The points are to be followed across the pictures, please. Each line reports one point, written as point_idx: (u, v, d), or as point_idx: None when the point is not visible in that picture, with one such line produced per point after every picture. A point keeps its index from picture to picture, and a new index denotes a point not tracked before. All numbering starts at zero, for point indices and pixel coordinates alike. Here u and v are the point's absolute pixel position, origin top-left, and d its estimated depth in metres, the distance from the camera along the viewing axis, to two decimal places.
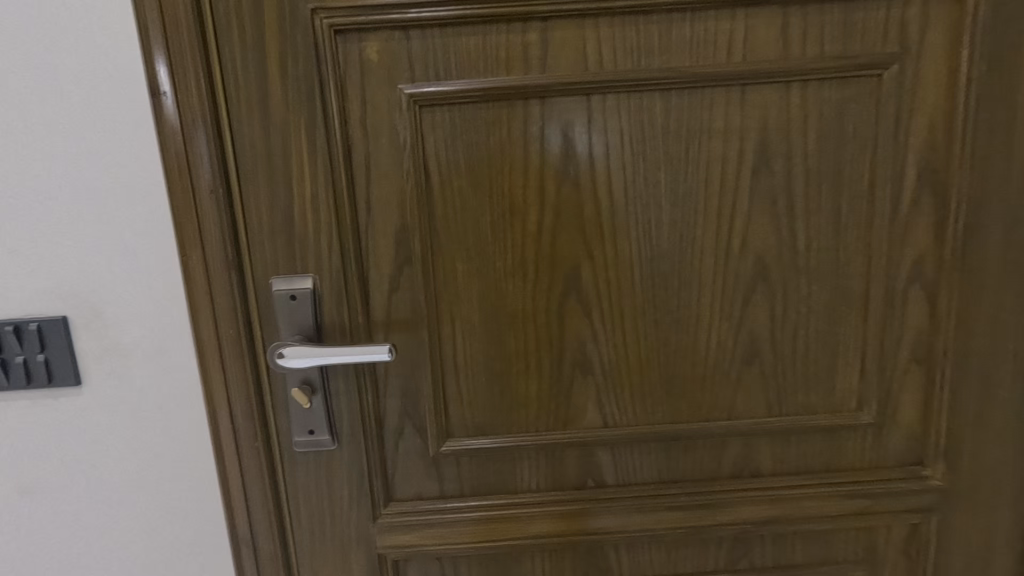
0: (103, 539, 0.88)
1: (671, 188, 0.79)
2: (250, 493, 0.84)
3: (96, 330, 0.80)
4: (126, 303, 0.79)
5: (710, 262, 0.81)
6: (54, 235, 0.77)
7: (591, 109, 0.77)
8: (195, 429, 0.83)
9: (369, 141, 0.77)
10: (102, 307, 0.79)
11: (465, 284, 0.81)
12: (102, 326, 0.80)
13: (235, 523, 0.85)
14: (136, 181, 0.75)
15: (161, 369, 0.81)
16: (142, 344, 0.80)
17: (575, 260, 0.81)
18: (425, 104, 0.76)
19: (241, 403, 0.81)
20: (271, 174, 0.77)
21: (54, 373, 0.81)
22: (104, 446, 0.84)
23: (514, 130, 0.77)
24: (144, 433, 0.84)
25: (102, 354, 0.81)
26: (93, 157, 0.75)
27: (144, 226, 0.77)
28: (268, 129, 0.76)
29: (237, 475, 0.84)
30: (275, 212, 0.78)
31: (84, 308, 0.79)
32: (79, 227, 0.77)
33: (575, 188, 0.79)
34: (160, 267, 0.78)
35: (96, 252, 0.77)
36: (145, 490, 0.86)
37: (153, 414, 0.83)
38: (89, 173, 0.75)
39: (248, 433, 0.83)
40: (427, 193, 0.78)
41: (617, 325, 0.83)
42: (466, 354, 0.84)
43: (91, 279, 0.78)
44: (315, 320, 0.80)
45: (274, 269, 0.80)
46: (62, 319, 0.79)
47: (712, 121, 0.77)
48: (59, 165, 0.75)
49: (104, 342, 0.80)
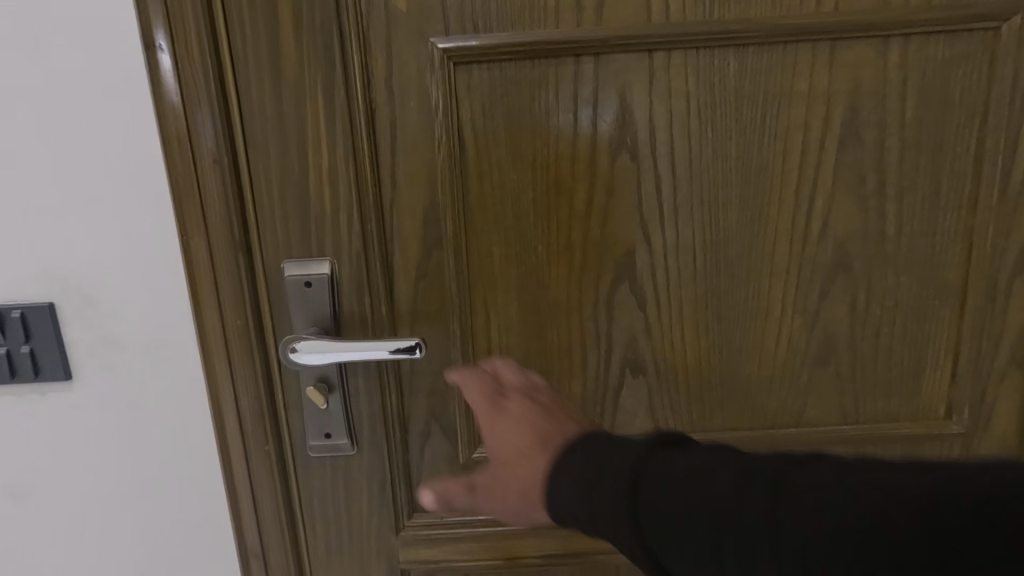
0: (101, 547, 0.80)
1: (742, 162, 0.68)
2: (260, 501, 0.76)
3: (87, 318, 0.71)
4: (121, 289, 0.70)
5: (784, 249, 0.71)
6: (38, 211, 0.68)
7: (653, 68, 0.66)
8: (200, 429, 0.75)
9: (396, 104, 0.66)
10: (95, 293, 0.70)
11: (501, 272, 0.71)
12: (93, 314, 0.71)
13: (244, 534, 0.77)
14: (129, 150, 0.65)
15: (162, 363, 0.72)
16: (139, 335, 0.71)
17: (628, 245, 0.71)
18: (460, 62, 0.65)
19: (249, 402, 0.73)
20: (283, 142, 0.67)
21: (41, 366, 0.72)
22: (99, 446, 0.76)
23: (563, 93, 0.66)
24: (143, 434, 0.75)
25: (95, 345, 0.72)
26: (79, 122, 0.65)
27: (139, 202, 0.67)
28: (279, 89, 0.66)
29: (245, 482, 0.75)
30: (288, 186, 0.68)
31: (73, 293, 0.70)
32: (66, 201, 0.67)
33: (631, 162, 0.68)
34: (158, 248, 0.68)
35: (86, 231, 0.68)
36: (145, 495, 0.77)
37: (154, 412, 0.74)
38: (76, 141, 0.65)
39: (257, 435, 0.74)
40: (460, 166, 0.68)
41: (673, 320, 0.73)
42: (501, 351, 0.74)
43: (80, 261, 0.69)
44: (332, 310, 0.71)
45: (288, 252, 0.70)
46: (48, 306, 0.70)
47: (795, 83, 0.66)
48: (40, 130, 0.65)
49: (96, 332, 0.71)
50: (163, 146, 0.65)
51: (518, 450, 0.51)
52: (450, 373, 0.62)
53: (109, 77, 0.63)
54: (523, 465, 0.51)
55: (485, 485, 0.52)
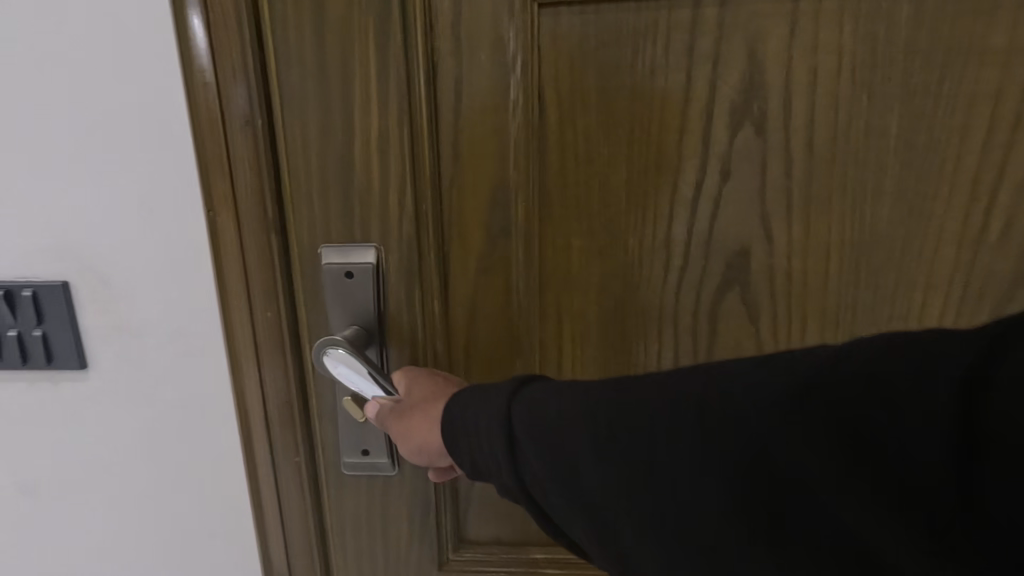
0: (118, 553, 0.72)
1: (905, 141, 0.53)
2: (288, 517, 0.67)
3: (104, 300, 0.61)
4: (139, 269, 0.59)
5: (950, 256, 0.55)
6: (49, 172, 0.57)
7: (798, 14, 0.51)
8: (224, 435, 0.65)
9: (463, 56, 0.53)
10: (112, 273, 0.60)
11: (581, 269, 0.58)
12: (111, 296, 0.61)
13: (270, 552, 0.68)
14: (151, 104, 0.54)
15: (181, 357, 0.62)
16: (159, 324, 0.61)
17: (743, 242, 0.56)
18: (545, 2, 0.52)
19: (280, 406, 0.63)
20: (326, 99, 0.54)
21: (55, 351, 0.63)
22: (116, 444, 0.67)
23: (676, 45, 0.52)
24: (162, 434, 0.66)
25: (111, 332, 0.62)
26: (93, 68, 0.54)
27: (160, 166, 0.56)
28: (321, 33, 0.53)
29: (272, 496, 0.66)
30: (329, 155, 0.56)
31: (86, 271, 0.60)
32: (80, 162, 0.57)
33: (757, 137, 0.54)
34: (180, 223, 0.57)
35: (101, 198, 0.57)
36: (164, 502, 0.69)
37: (174, 411, 0.64)
38: (88, 90, 0.54)
39: (287, 445, 0.64)
40: (539, 137, 0.55)
41: (793, 337, 0.59)
42: (574, 366, 0.61)
43: (95, 234, 0.59)
44: (377, 308, 0.58)
45: (325, 236, 0.58)
46: (62, 286, 0.60)
47: (991, 36, 0.50)
48: (48, 76, 0.54)
49: (112, 318, 0.62)
50: (188, 100, 0.54)
51: (423, 410, 0.51)
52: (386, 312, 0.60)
53: (126, 13, 0.52)
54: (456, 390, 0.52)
55: (413, 407, 0.52)
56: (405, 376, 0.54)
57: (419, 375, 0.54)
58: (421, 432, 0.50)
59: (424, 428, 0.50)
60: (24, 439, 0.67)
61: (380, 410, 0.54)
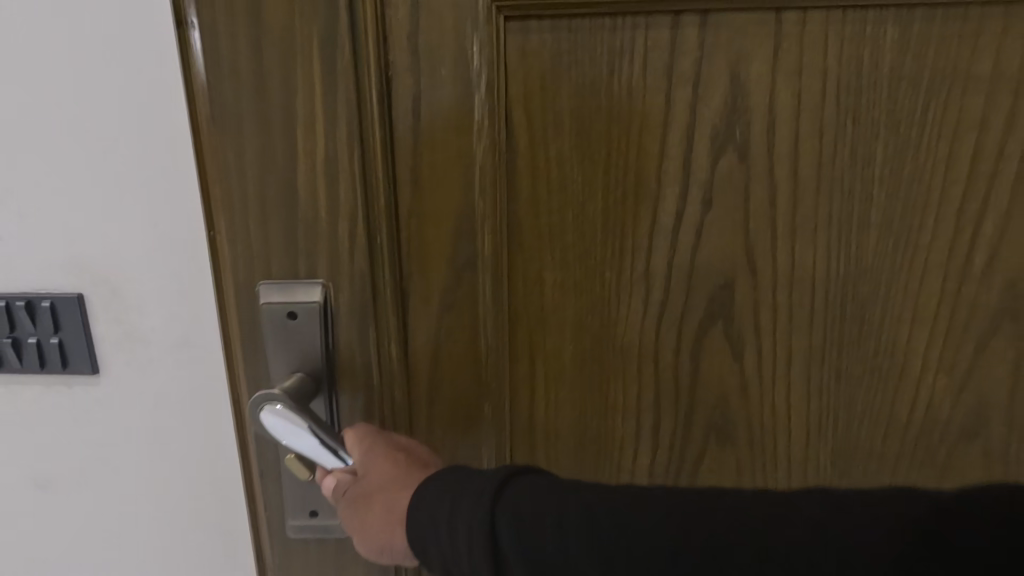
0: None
1: (892, 169, 0.50)
2: (265, 553, 0.59)
3: (118, 308, 0.56)
4: (148, 274, 0.55)
5: (935, 289, 0.53)
6: (59, 171, 0.53)
7: (782, 35, 0.48)
8: (220, 461, 0.61)
9: (423, 71, 0.48)
10: (119, 278, 0.55)
11: (555, 304, 0.53)
12: (122, 308, 0.56)
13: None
14: (153, 97, 0.50)
15: (186, 367, 0.58)
16: (167, 331, 0.57)
17: (727, 274, 0.53)
18: (513, 14, 0.47)
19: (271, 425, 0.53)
20: (262, 115, 0.47)
21: (72, 356, 0.58)
22: (112, 472, 0.62)
23: (656, 64, 0.48)
24: (163, 460, 0.61)
25: (122, 344, 0.58)
26: (94, 50, 0.49)
27: (167, 159, 0.52)
28: (257, 38, 0.45)
29: (269, 518, 0.57)
30: (269, 178, 0.48)
31: (98, 280, 0.55)
32: (86, 154, 0.52)
33: (741, 162, 0.50)
34: (190, 223, 0.53)
35: (112, 196, 0.53)
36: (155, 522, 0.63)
37: (173, 434, 0.60)
38: (90, 74, 0.50)
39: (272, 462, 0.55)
40: (507, 161, 0.50)
41: (780, 373, 0.55)
42: (549, 410, 0.56)
43: (106, 243, 0.54)
44: (325, 351, 0.51)
45: (265, 270, 0.50)
46: (77, 297, 0.56)
47: (974, 63, 0.48)
48: (50, 62, 0.50)
49: (122, 328, 0.57)
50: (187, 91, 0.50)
51: (380, 506, 0.43)
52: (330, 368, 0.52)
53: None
54: (417, 476, 0.44)
55: (370, 495, 0.44)
56: (360, 448, 0.47)
57: (375, 451, 0.46)
58: (378, 529, 0.43)
59: (380, 528, 0.43)
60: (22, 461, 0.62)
61: (336, 485, 0.47)
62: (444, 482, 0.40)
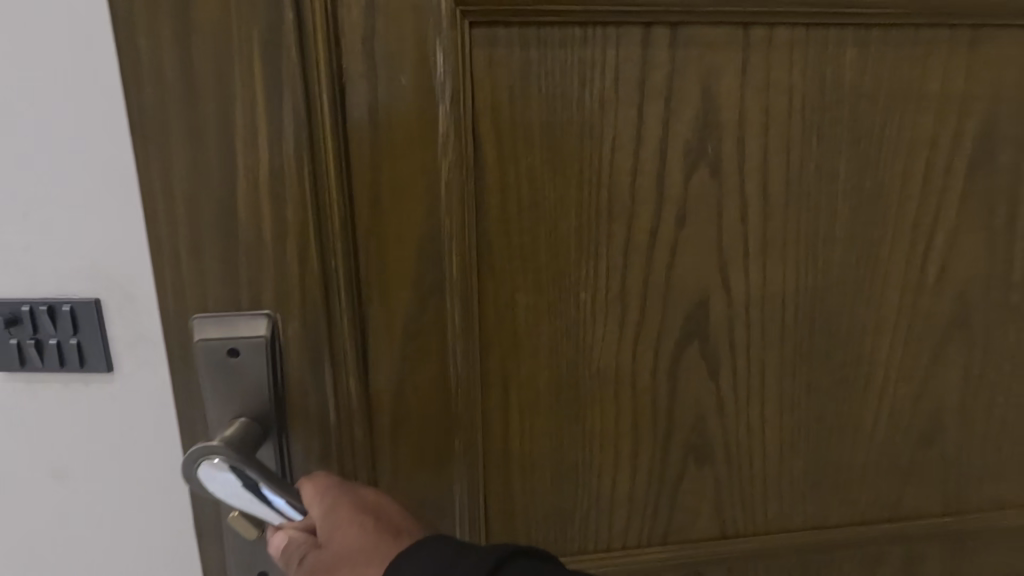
0: None
1: (852, 185, 0.51)
2: None
3: (134, 306, 0.49)
4: None
5: (894, 302, 0.55)
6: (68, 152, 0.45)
7: (749, 51, 0.47)
8: None
9: (380, 80, 0.43)
10: (137, 276, 0.48)
11: (528, 328, 0.50)
12: (145, 313, 0.50)
13: None
14: None
15: None
16: None
17: (703, 293, 0.51)
18: (479, 20, 0.44)
19: None
20: (193, 126, 0.41)
21: (89, 354, 0.50)
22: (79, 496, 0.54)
23: (628, 76, 0.46)
24: (137, 491, 0.54)
25: (139, 349, 0.51)
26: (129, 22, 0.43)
27: None
28: (185, 38, 0.39)
29: None
30: (202, 197, 0.42)
31: (116, 282, 0.48)
32: (105, 133, 0.45)
33: (713, 177, 0.49)
34: None
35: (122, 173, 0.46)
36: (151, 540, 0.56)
37: (160, 467, 0.53)
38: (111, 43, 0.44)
39: (212, 520, 0.48)
40: (474, 178, 0.46)
41: (756, 389, 0.54)
42: (525, 440, 0.52)
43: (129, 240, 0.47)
44: (273, 392, 0.45)
45: (199, 303, 0.43)
46: (94, 301, 0.49)
47: (922, 83, 0.50)
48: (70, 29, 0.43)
49: (141, 333, 0.50)
50: None
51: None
52: (279, 409, 0.46)
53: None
54: (383, 551, 0.37)
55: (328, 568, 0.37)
56: (323, 505, 0.40)
57: (338, 511, 0.39)
58: None
59: None
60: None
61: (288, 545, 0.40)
62: (440, 555, 0.33)
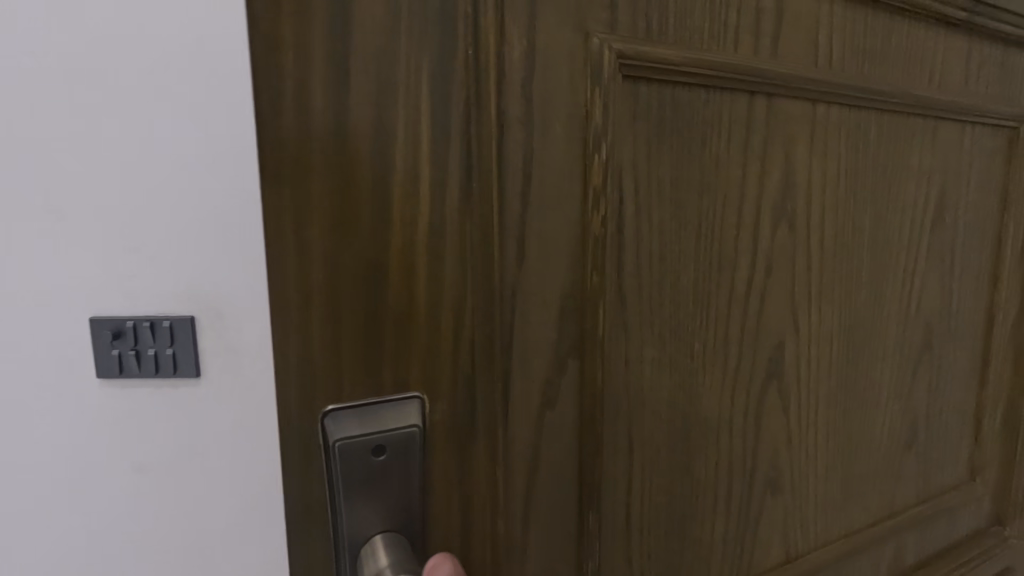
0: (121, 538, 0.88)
1: (871, 238, 0.61)
2: None
3: (220, 321, 0.81)
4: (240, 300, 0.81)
5: (893, 333, 0.66)
6: (147, 229, 0.77)
7: (815, 122, 0.54)
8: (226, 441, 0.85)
9: (538, 126, 0.39)
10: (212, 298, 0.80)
11: (652, 383, 0.48)
12: (223, 326, 0.81)
13: None
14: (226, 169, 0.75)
15: (229, 369, 0.83)
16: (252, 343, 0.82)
17: (779, 336, 0.56)
18: (630, 72, 0.43)
19: None
20: (344, 171, 0.32)
21: (179, 363, 0.82)
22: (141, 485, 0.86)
23: (737, 138, 0.49)
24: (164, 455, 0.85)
25: (221, 352, 0.82)
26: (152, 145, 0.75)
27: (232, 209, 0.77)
28: (341, 63, 0.31)
29: None
30: (345, 260, 0.33)
31: (206, 308, 0.80)
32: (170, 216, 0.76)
33: (789, 231, 0.54)
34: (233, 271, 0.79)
35: (212, 227, 0.77)
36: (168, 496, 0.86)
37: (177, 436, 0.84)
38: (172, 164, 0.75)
39: None
40: (615, 232, 0.44)
41: (811, 420, 0.60)
42: (644, 500, 0.50)
43: (193, 272, 0.79)
44: (421, 490, 0.37)
45: (334, 391, 0.34)
46: (190, 319, 0.80)
47: (909, 158, 0.63)
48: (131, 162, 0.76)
49: (225, 342, 0.82)
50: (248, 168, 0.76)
51: None
52: (424, 513, 0.37)
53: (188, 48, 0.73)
54: None
55: None
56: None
57: None
58: None
59: None
60: (92, 470, 0.86)
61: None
62: None
